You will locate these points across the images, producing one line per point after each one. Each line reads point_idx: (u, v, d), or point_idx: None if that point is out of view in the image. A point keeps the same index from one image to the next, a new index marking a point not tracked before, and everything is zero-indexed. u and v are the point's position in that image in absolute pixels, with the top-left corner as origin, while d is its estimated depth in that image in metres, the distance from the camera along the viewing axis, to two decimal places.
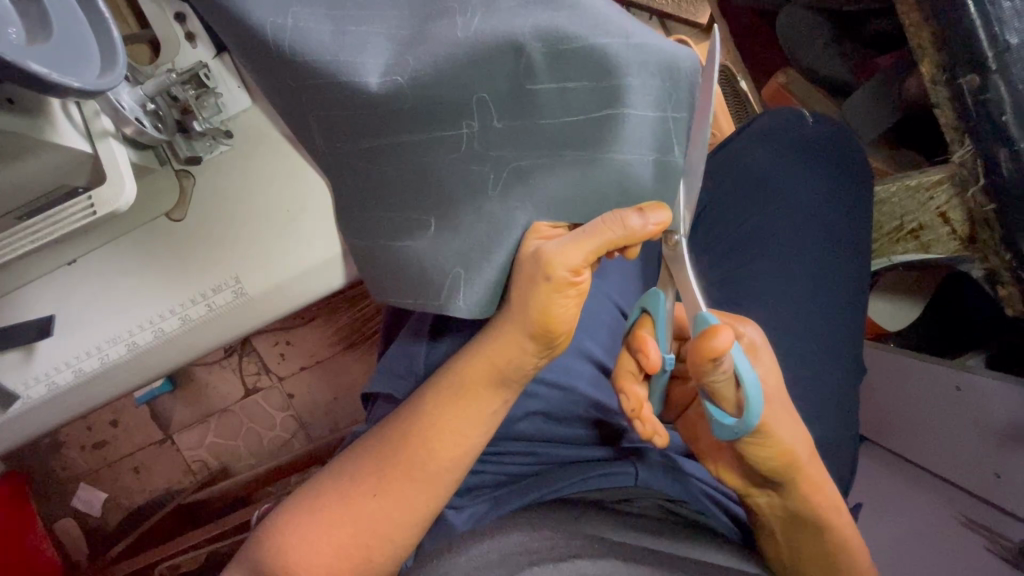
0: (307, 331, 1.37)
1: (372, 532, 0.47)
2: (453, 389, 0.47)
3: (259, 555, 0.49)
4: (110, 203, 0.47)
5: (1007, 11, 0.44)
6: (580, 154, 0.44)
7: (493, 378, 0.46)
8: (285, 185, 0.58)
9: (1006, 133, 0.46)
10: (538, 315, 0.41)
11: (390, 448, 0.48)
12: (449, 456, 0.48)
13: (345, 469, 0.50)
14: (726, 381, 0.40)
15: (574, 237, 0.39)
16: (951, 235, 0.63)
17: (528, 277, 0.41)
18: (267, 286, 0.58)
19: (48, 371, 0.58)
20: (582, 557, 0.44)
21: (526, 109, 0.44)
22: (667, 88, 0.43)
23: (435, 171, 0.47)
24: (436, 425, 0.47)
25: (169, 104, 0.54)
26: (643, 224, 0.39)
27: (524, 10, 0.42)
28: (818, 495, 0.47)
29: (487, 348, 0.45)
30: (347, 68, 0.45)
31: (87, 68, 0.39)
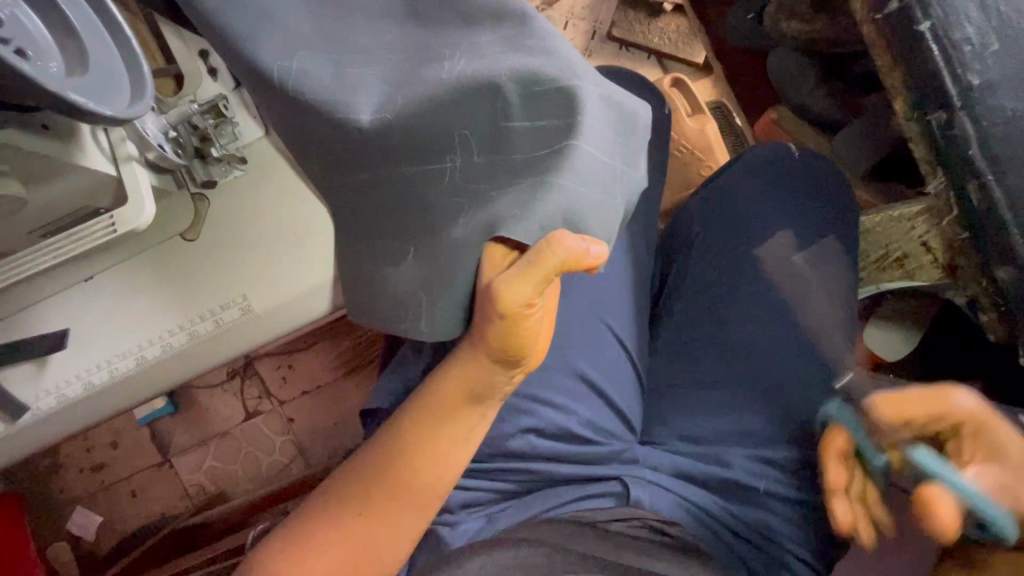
0: (309, 356, 1.39)
1: (369, 554, 0.48)
2: (433, 411, 0.49)
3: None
4: (131, 221, 0.51)
5: (967, 54, 0.47)
6: (534, 180, 0.45)
7: (470, 396, 0.48)
8: (293, 208, 0.61)
9: (973, 165, 0.49)
10: (505, 338, 0.44)
11: (375, 472, 0.49)
12: (434, 473, 0.49)
13: (336, 497, 0.50)
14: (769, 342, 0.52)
15: (520, 268, 0.42)
16: (933, 262, 0.65)
17: (485, 305, 0.44)
18: (275, 304, 0.60)
19: (58, 383, 0.61)
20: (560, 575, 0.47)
21: (501, 144, 0.47)
22: (619, 137, 0.47)
23: (435, 199, 0.50)
24: (419, 441, 0.49)
25: (190, 132, 0.57)
26: (587, 249, 0.41)
27: (505, 55, 0.46)
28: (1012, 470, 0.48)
29: (460, 369, 0.47)
30: (342, 105, 0.49)
31: (119, 96, 0.42)
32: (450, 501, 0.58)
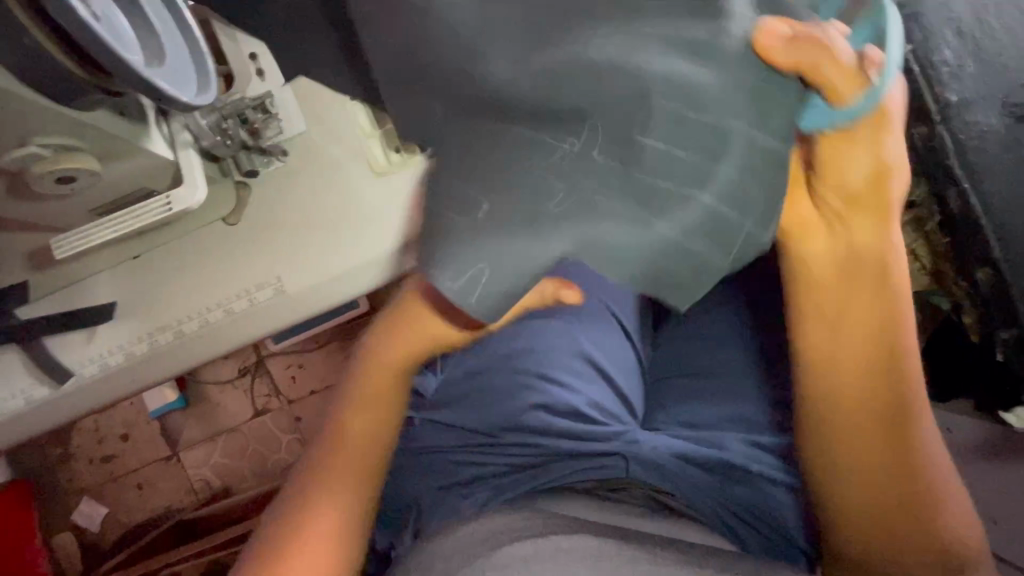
0: (320, 357, 1.43)
1: (300, 556, 0.46)
2: (358, 394, 0.48)
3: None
4: (185, 201, 0.56)
5: (945, 74, 0.53)
6: (632, 209, 0.33)
7: (383, 392, 0.47)
8: (327, 199, 0.66)
9: (950, 174, 0.54)
10: (406, 348, 0.44)
11: (307, 486, 0.48)
12: (360, 471, 0.48)
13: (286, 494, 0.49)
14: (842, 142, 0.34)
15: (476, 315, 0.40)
16: (920, 269, 0.68)
17: (404, 318, 0.43)
18: (305, 286, 0.65)
19: (101, 352, 0.65)
20: (555, 532, 0.50)
21: (626, 154, 0.33)
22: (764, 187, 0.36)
23: None
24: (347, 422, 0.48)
25: (238, 125, 0.62)
26: (566, 294, 0.42)
27: (600, 32, 0.32)
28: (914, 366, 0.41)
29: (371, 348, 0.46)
30: None
31: (190, 87, 0.48)
32: (461, 475, 0.62)
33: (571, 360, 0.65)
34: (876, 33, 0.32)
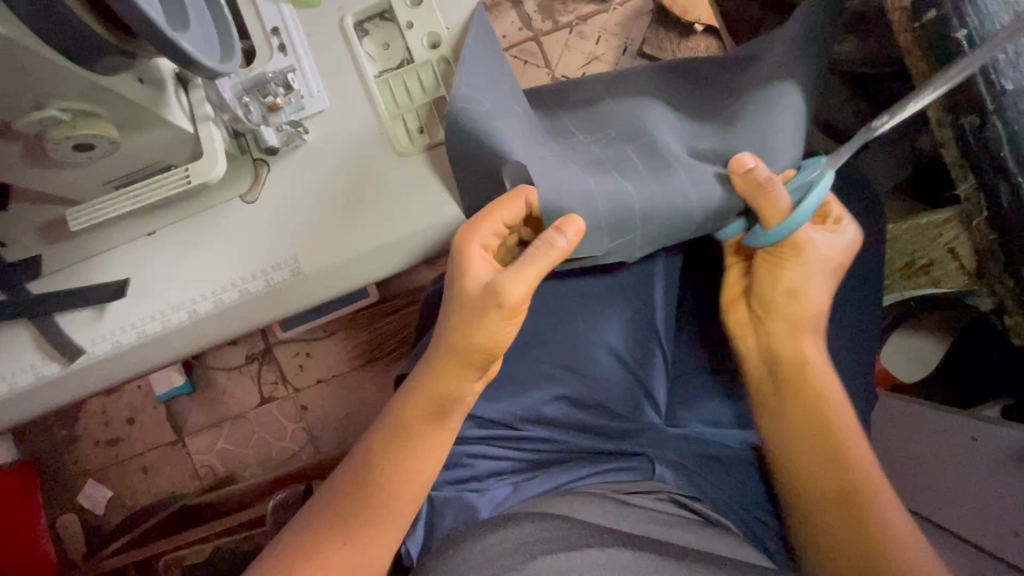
0: (328, 346, 1.41)
1: (405, 496, 0.52)
2: (452, 351, 0.51)
3: (298, 537, 0.51)
4: (204, 174, 0.54)
5: (1002, 62, 0.50)
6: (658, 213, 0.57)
7: (435, 410, 0.53)
8: (347, 176, 0.63)
9: (1003, 167, 0.51)
10: (465, 343, 0.50)
11: (354, 496, 0.52)
12: (410, 487, 0.52)
13: (397, 426, 0.53)
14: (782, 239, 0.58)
15: (515, 271, 0.49)
16: (959, 270, 0.67)
17: (479, 309, 0.50)
18: (323, 268, 0.63)
19: (112, 330, 0.64)
20: (594, 545, 0.48)
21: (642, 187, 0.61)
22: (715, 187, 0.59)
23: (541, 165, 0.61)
24: (474, 340, 0.50)
25: (258, 99, 0.61)
26: (563, 239, 0.49)
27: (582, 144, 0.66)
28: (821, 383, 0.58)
29: (501, 285, 0.49)
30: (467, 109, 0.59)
31: (211, 56, 0.46)
32: (478, 470, 0.60)
33: (593, 350, 0.63)
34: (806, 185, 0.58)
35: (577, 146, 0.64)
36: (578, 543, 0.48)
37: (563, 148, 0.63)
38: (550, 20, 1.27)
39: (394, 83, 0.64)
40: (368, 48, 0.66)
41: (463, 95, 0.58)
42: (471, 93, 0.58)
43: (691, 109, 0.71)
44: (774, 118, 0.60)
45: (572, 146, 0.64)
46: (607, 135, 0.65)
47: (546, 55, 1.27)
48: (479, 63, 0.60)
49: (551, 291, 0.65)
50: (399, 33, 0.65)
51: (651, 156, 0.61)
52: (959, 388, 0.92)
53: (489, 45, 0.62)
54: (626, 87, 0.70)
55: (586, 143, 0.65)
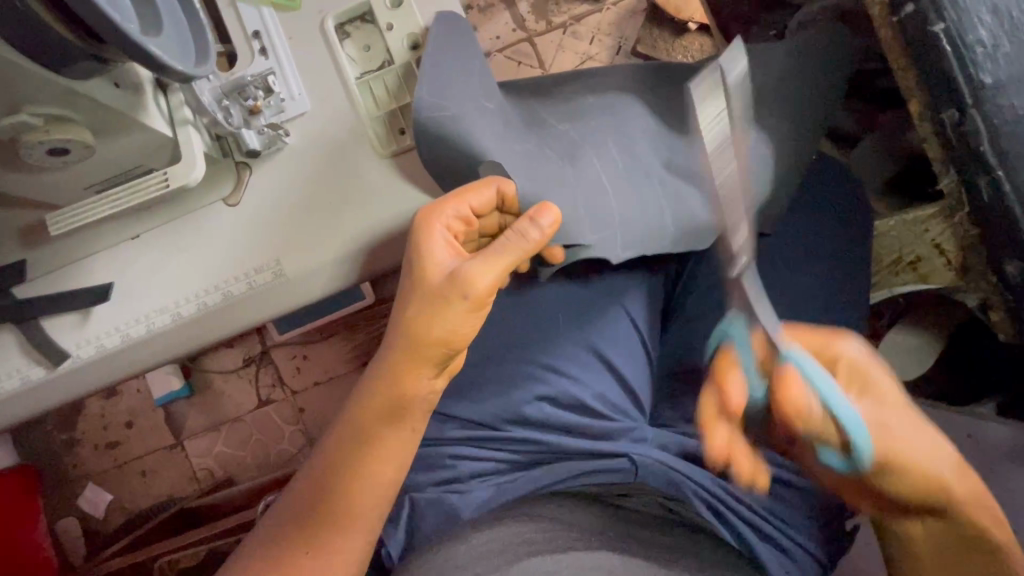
0: (324, 347, 1.42)
1: (370, 500, 0.52)
2: (411, 343, 0.52)
3: (267, 551, 0.52)
4: (182, 178, 0.54)
5: (980, 55, 0.50)
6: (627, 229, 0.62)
7: (394, 406, 0.53)
8: (327, 178, 0.63)
9: (983, 161, 0.51)
10: (427, 336, 0.51)
11: (326, 496, 0.52)
12: (377, 490, 0.53)
13: (357, 428, 0.53)
14: (826, 421, 0.53)
15: (485, 258, 0.52)
16: (947, 265, 0.65)
17: (440, 301, 0.51)
18: (305, 270, 0.63)
19: (97, 334, 0.64)
20: None
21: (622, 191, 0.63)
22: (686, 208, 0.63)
23: (515, 152, 0.61)
24: (437, 333, 0.51)
25: (238, 102, 0.61)
26: (536, 229, 0.52)
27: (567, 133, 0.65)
28: (982, 515, 0.52)
29: (467, 274, 0.51)
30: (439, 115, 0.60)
31: (185, 59, 0.46)
32: (461, 470, 0.60)
33: (579, 349, 0.62)
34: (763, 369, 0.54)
35: (555, 138, 0.65)
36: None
37: (539, 140, 0.64)
38: (544, 21, 1.27)
39: (375, 84, 0.64)
40: (349, 50, 0.65)
41: (427, 104, 0.59)
42: (438, 99, 0.60)
43: (677, 107, 0.71)
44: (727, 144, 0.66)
45: (552, 138, 0.65)
46: (586, 126, 0.66)
47: (540, 55, 1.27)
48: (444, 69, 0.61)
49: (534, 291, 0.65)
50: (380, 35, 0.65)
51: (631, 158, 0.64)
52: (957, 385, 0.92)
53: (457, 49, 0.63)
54: (612, 86, 0.70)
55: (564, 136, 0.65)
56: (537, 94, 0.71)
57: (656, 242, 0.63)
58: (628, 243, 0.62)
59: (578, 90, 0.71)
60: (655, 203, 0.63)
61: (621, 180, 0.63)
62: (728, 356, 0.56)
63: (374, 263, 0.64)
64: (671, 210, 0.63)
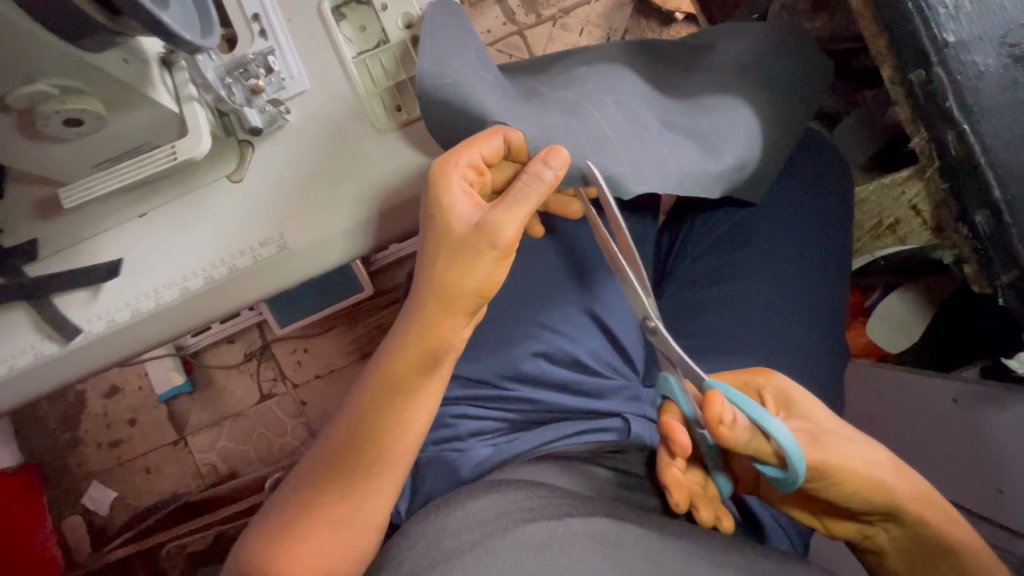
0: (324, 339, 1.44)
1: (401, 451, 0.51)
2: (438, 296, 0.49)
3: (296, 497, 0.51)
4: (190, 150, 0.57)
5: (942, 16, 0.53)
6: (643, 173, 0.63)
7: (422, 361, 0.50)
8: (330, 153, 0.66)
9: (949, 117, 0.54)
10: (459, 287, 0.49)
11: (351, 452, 0.51)
12: (407, 443, 0.51)
13: (386, 380, 0.51)
14: (757, 440, 0.51)
15: (507, 206, 0.49)
16: (923, 225, 0.69)
17: (466, 252, 0.49)
18: (308, 242, 0.66)
19: (108, 309, 0.67)
20: (573, 514, 0.51)
21: (631, 141, 0.64)
22: (689, 160, 0.66)
23: (519, 115, 0.63)
24: (467, 282, 0.49)
25: (241, 80, 0.63)
26: (553, 171, 0.50)
27: (564, 100, 0.67)
28: (934, 518, 0.56)
29: (492, 223, 0.49)
30: (447, 75, 0.61)
31: (193, 31, 0.49)
32: (460, 429, 0.62)
33: (574, 311, 0.65)
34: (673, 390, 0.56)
35: (558, 102, 0.66)
36: (555, 514, 0.51)
37: (539, 106, 0.65)
38: (534, 14, 1.30)
39: (371, 64, 0.67)
40: (345, 32, 0.68)
41: (430, 72, 0.61)
42: (440, 68, 0.61)
43: (661, 83, 0.73)
44: (713, 113, 0.68)
45: (545, 102, 0.66)
46: (583, 90, 0.67)
47: (530, 48, 1.29)
48: (440, 41, 0.63)
49: (528, 260, 0.68)
50: (375, 16, 0.68)
51: (631, 117, 0.66)
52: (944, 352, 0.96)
53: (449, 21, 0.65)
54: (599, 65, 0.73)
55: (565, 100, 0.66)
56: (528, 73, 0.74)
57: (672, 186, 0.64)
58: (644, 182, 0.62)
59: (567, 69, 0.73)
60: (663, 152, 0.64)
61: (625, 130, 0.64)
62: (670, 415, 0.56)
63: (373, 235, 0.66)
64: (678, 158, 0.65)
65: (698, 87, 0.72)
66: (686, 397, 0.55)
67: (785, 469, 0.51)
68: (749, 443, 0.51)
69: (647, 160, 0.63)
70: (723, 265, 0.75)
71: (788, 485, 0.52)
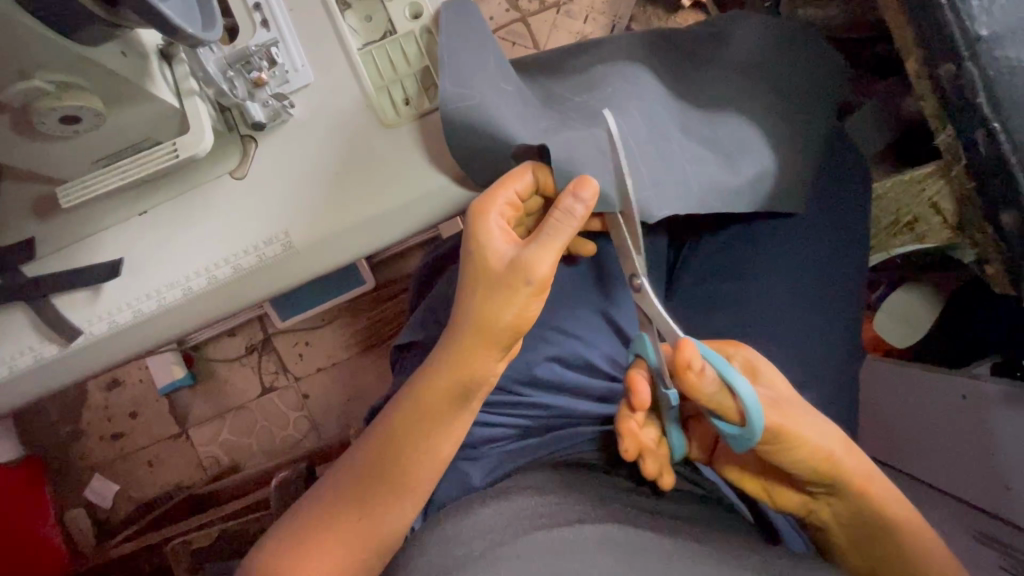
0: (326, 332, 1.42)
1: (428, 475, 0.50)
2: (472, 334, 0.47)
3: (314, 514, 0.50)
4: (192, 146, 0.54)
5: (976, 8, 0.50)
6: (676, 191, 0.61)
7: (455, 395, 0.49)
8: (336, 149, 0.64)
9: (980, 113, 0.52)
10: (496, 325, 0.47)
11: (374, 474, 0.50)
12: (434, 467, 0.51)
13: (415, 411, 0.49)
14: (722, 394, 0.49)
15: (541, 242, 0.46)
16: (943, 224, 0.68)
17: (501, 289, 0.47)
18: (314, 239, 0.64)
19: (109, 310, 0.65)
20: (585, 521, 0.51)
21: (659, 153, 0.61)
22: (716, 176, 0.65)
23: (542, 129, 0.61)
24: (502, 318, 0.47)
25: (243, 73, 0.61)
26: (581, 204, 0.46)
27: (585, 103, 0.65)
28: (877, 491, 0.52)
29: (527, 260, 0.46)
30: (471, 99, 0.60)
31: (196, 23, 0.47)
32: (472, 435, 0.61)
33: (587, 312, 0.64)
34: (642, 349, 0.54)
35: (576, 110, 0.64)
36: (567, 520, 0.51)
37: (559, 118, 0.64)
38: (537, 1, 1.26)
39: (377, 55, 0.65)
40: (351, 21, 0.66)
41: (450, 96, 0.60)
42: (461, 92, 0.60)
43: (676, 75, 0.71)
44: (723, 118, 0.68)
45: (568, 109, 0.65)
46: (605, 93, 0.65)
47: (534, 36, 1.26)
48: (460, 56, 0.62)
49: None
50: (380, 5, 0.65)
51: (654, 124, 0.63)
52: (954, 350, 0.94)
53: (463, 25, 0.63)
54: (612, 55, 0.70)
55: (582, 107, 0.64)
56: (537, 67, 0.71)
57: (704, 206, 0.64)
58: (665, 201, 0.60)
59: (578, 62, 0.71)
60: (683, 168, 0.63)
61: (651, 142, 0.62)
62: (638, 370, 0.54)
63: (381, 233, 0.64)
64: (699, 167, 0.64)
65: (712, 81, 0.70)
66: (658, 354, 0.53)
67: (742, 426, 0.49)
68: (712, 397, 0.49)
69: (668, 177, 0.61)
70: (739, 262, 0.72)
71: (743, 443, 0.50)
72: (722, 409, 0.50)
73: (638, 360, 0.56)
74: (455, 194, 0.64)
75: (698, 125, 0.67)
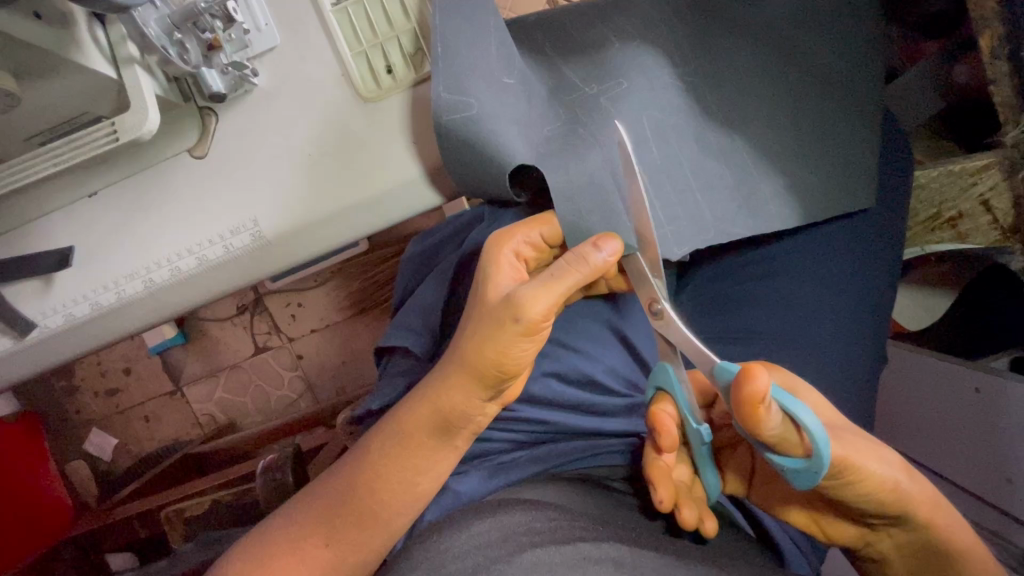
0: (318, 294, 1.36)
1: (395, 509, 0.47)
2: (459, 368, 0.42)
3: (285, 533, 0.48)
4: (133, 130, 0.47)
5: None
6: (688, 211, 0.56)
7: (436, 427, 0.45)
8: (307, 127, 0.56)
9: None
10: (480, 363, 0.41)
11: (347, 495, 0.47)
12: (401, 502, 0.47)
13: (398, 432, 0.46)
14: (785, 427, 0.41)
15: (540, 281, 0.41)
16: (992, 224, 0.62)
17: (489, 321, 0.41)
18: (285, 229, 0.56)
19: (65, 302, 0.59)
20: (584, 539, 0.45)
21: (668, 174, 0.56)
22: (738, 186, 0.58)
23: (546, 138, 0.54)
24: (482, 354, 0.41)
25: (194, 35, 0.51)
26: (602, 258, 0.42)
27: (599, 100, 0.57)
28: (947, 524, 0.46)
29: (521, 297, 0.40)
30: (457, 110, 0.51)
31: None
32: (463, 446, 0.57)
33: (590, 323, 0.59)
34: (665, 382, 0.50)
35: (586, 109, 0.57)
36: (568, 537, 0.45)
37: (567, 116, 0.56)
38: None
39: (354, 11, 0.54)
40: None
41: (447, 109, 0.51)
42: (456, 101, 0.51)
43: (708, 34, 0.61)
44: (749, 96, 0.60)
45: (575, 107, 0.57)
46: (620, 89, 0.57)
47: None
48: (456, 48, 0.52)
49: None
50: None
51: (667, 139, 0.56)
52: (964, 336, 0.86)
53: (461, 9, 0.53)
54: (631, 13, 0.60)
55: (592, 105, 0.57)
56: (545, 31, 0.62)
57: (722, 211, 0.57)
58: (682, 240, 0.55)
59: (590, 22, 0.61)
60: (700, 187, 0.57)
61: (661, 168, 0.56)
62: (662, 406, 0.49)
63: (362, 225, 0.57)
64: (717, 172, 0.57)
65: (745, 49, 0.60)
66: (685, 388, 0.49)
67: (808, 458, 0.41)
68: (776, 430, 0.41)
69: (683, 211, 0.56)
70: (761, 258, 0.65)
71: (809, 480, 0.41)
72: (784, 443, 0.41)
73: (660, 395, 0.51)
74: (444, 182, 0.56)
75: (721, 104, 0.59)
